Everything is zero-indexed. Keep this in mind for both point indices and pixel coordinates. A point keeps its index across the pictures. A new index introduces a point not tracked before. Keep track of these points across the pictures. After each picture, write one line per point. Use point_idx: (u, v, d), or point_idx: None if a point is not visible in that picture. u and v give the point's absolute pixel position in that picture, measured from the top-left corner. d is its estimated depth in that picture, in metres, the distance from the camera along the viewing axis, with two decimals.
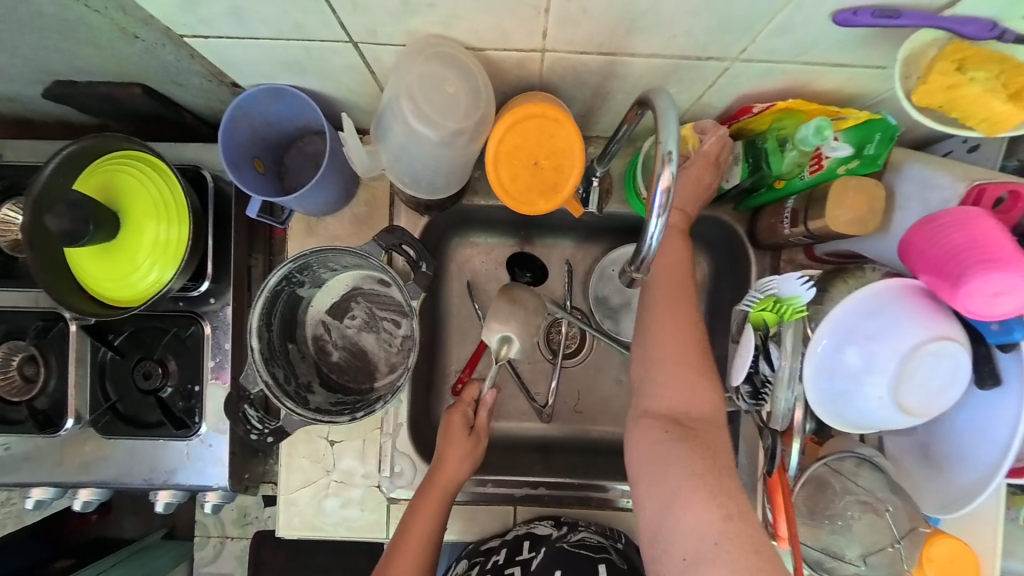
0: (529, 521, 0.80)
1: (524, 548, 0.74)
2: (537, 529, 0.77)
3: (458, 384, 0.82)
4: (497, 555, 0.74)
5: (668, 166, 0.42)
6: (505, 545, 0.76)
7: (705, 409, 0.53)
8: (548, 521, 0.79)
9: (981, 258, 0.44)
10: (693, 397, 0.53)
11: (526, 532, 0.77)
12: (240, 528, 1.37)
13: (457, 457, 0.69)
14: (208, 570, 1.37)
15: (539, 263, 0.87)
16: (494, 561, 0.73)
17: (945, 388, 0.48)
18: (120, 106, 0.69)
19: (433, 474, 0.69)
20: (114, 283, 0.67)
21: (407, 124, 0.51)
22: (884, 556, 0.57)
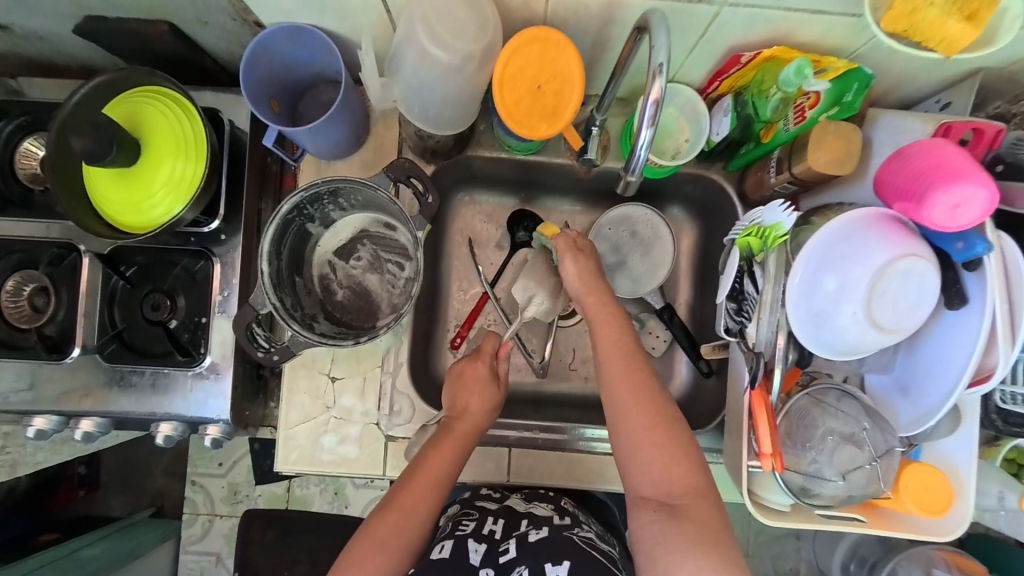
0: (529, 501, 0.77)
1: (523, 523, 0.70)
2: (537, 509, 0.74)
3: (457, 339, 0.87)
4: (493, 526, 0.70)
5: (658, 79, 0.46)
6: (500, 513, 0.73)
7: (679, 440, 0.59)
8: (549, 503, 0.76)
9: (942, 175, 0.49)
10: (674, 478, 0.58)
11: (524, 508, 0.74)
12: (229, 506, 1.36)
13: (482, 405, 0.71)
14: (196, 548, 1.36)
15: (537, 221, 0.91)
16: (490, 530, 0.69)
17: (913, 307, 0.52)
18: (146, 44, 0.74)
19: (458, 419, 0.70)
20: (129, 211, 0.70)
21: (421, 49, 0.55)
22: (861, 474, 0.60)
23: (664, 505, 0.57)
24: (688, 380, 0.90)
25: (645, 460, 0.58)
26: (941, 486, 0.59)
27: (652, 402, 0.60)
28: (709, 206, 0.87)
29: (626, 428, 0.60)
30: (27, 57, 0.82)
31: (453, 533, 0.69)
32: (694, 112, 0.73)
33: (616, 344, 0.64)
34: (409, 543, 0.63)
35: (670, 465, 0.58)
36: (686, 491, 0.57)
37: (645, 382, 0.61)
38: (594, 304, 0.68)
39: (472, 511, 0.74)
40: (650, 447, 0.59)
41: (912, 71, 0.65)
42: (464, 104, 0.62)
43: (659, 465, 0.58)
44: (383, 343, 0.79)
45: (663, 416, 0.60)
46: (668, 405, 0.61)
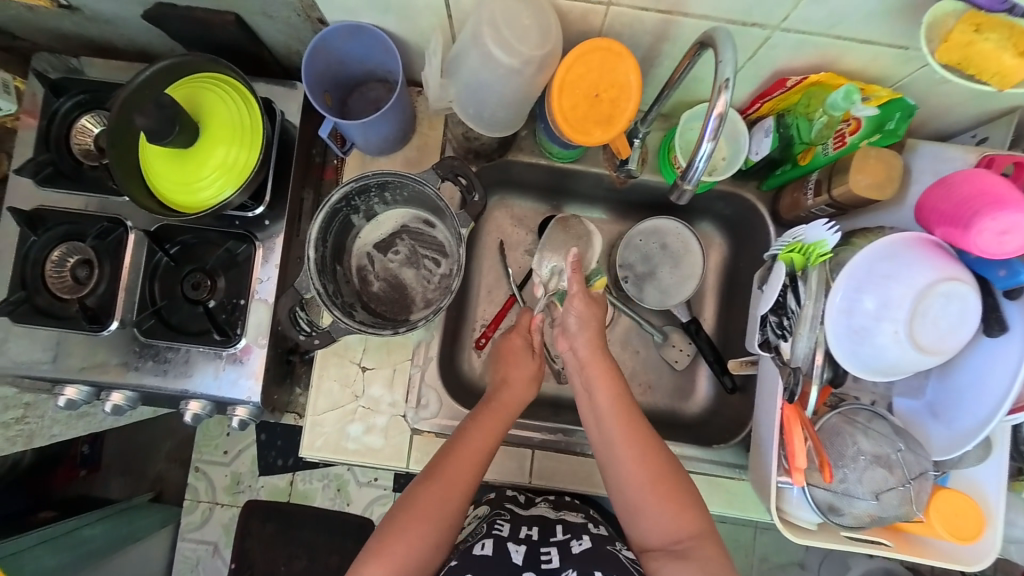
0: (558, 507, 0.77)
1: (560, 532, 0.71)
2: (568, 516, 0.75)
3: (481, 338, 0.89)
4: (529, 530, 0.71)
5: (723, 93, 0.47)
6: (533, 519, 0.73)
7: (685, 507, 0.64)
8: (578, 512, 0.77)
9: (987, 204, 0.50)
10: (681, 524, 0.63)
11: (556, 516, 0.75)
12: (231, 496, 1.36)
13: (524, 376, 0.74)
14: (195, 536, 1.36)
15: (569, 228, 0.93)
16: (527, 534, 0.70)
17: (954, 329, 0.53)
18: (209, 32, 0.76)
19: (501, 394, 0.72)
20: (179, 192, 0.73)
21: (487, 52, 0.57)
22: (896, 496, 0.59)
23: (668, 547, 0.63)
24: (709, 395, 0.91)
25: (651, 510, 0.64)
26: (972, 512, 0.60)
27: (652, 458, 0.65)
28: (740, 224, 0.88)
29: (633, 484, 0.65)
30: (88, 38, 0.85)
31: (490, 533, 0.70)
32: (734, 130, 0.74)
33: (614, 394, 0.69)
34: (449, 514, 0.63)
35: (676, 514, 0.63)
36: (690, 535, 0.63)
37: (642, 431, 0.66)
38: (596, 357, 0.71)
39: (504, 514, 0.75)
40: (657, 499, 0.64)
41: (950, 105, 0.67)
42: (518, 106, 0.64)
43: (666, 516, 0.63)
44: (415, 336, 0.80)
45: (664, 471, 0.65)
46: (666, 459, 0.66)
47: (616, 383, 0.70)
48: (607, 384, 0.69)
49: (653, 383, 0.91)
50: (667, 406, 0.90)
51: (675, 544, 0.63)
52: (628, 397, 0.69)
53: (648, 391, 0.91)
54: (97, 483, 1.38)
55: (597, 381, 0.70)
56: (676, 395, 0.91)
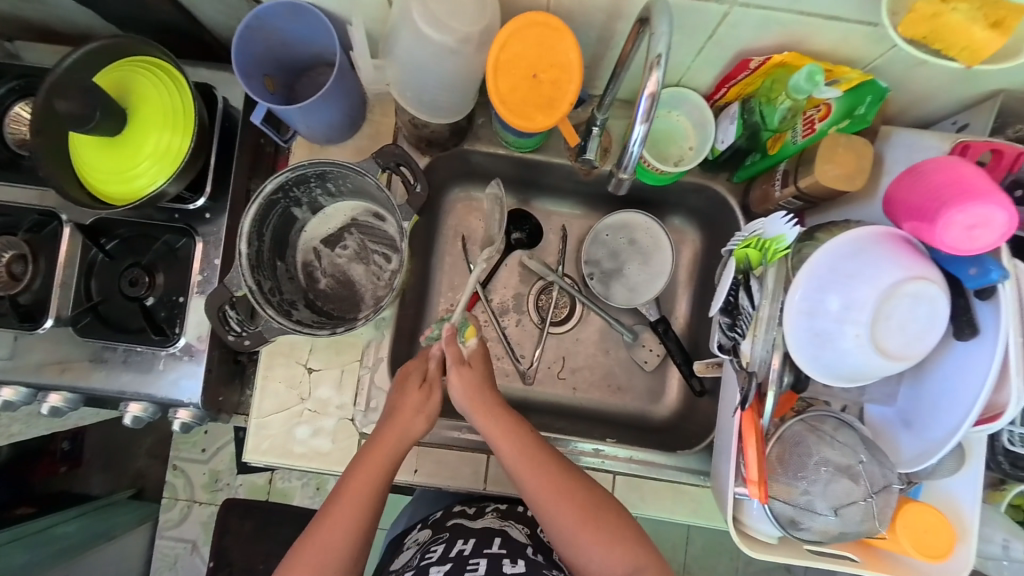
0: (504, 518, 0.74)
1: (495, 546, 0.68)
2: (510, 531, 0.72)
3: None
4: (463, 545, 0.68)
5: (655, 72, 0.44)
6: (472, 534, 0.70)
7: (621, 542, 0.61)
8: (524, 527, 0.74)
9: (958, 195, 0.45)
10: (619, 559, 0.61)
11: (499, 528, 0.72)
12: (210, 494, 1.33)
13: (413, 410, 0.65)
14: (172, 533, 1.32)
15: (533, 223, 0.88)
16: (459, 550, 0.67)
17: (920, 332, 0.48)
18: (146, 14, 0.72)
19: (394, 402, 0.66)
20: (114, 181, 0.69)
21: (415, 30, 0.53)
22: (857, 510, 0.55)
23: None
24: (680, 397, 0.86)
25: (587, 550, 0.61)
26: (944, 531, 0.55)
27: (573, 496, 0.62)
28: (713, 218, 0.83)
29: (560, 527, 0.61)
30: (28, 21, 0.80)
31: (419, 562, 0.67)
32: (700, 117, 0.70)
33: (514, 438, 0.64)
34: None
35: (612, 551, 0.61)
36: (630, 568, 0.60)
37: (551, 470, 0.63)
38: (489, 396, 0.67)
39: (443, 535, 0.72)
40: (592, 540, 0.61)
41: (929, 89, 0.62)
42: (458, 90, 0.59)
43: (600, 556, 0.60)
44: (365, 335, 0.76)
45: (592, 507, 0.62)
46: (592, 494, 0.63)
47: (513, 418, 0.66)
48: (503, 425, 0.65)
49: (621, 385, 0.87)
50: (636, 409, 0.86)
51: None
52: (534, 436, 0.65)
53: (617, 394, 0.87)
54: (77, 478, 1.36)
55: (507, 427, 0.65)
56: (646, 397, 0.87)
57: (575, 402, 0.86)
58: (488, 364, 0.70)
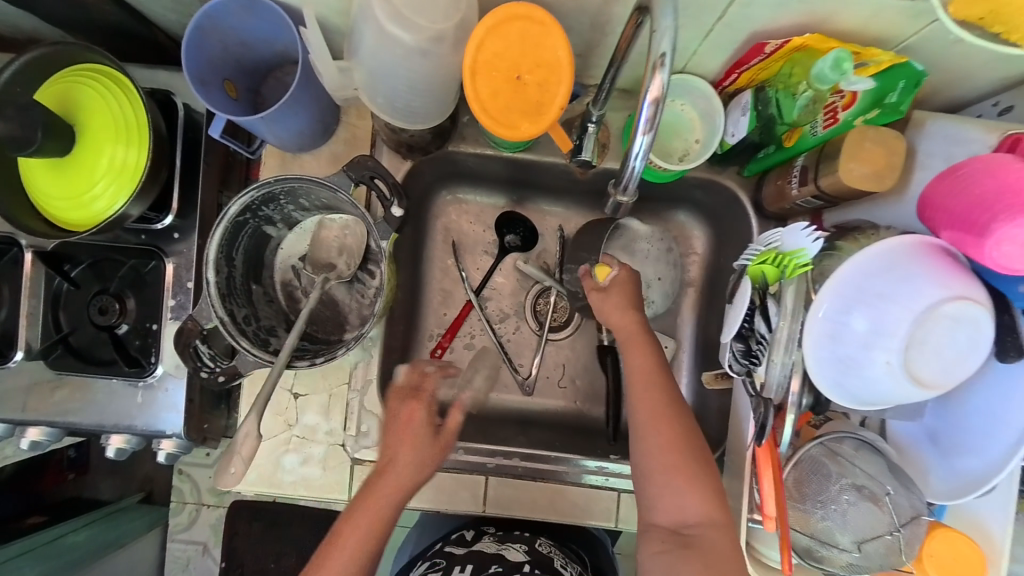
0: (501, 541, 0.73)
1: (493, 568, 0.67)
2: (507, 553, 0.70)
3: (436, 349, 0.80)
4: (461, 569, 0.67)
5: (659, 73, 0.38)
6: (468, 559, 0.69)
7: (704, 499, 0.54)
8: (523, 543, 0.73)
9: (1012, 206, 0.39)
10: (695, 506, 0.55)
11: (495, 551, 0.71)
12: (218, 497, 1.33)
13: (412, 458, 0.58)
14: (183, 537, 1.32)
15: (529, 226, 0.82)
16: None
17: (962, 358, 0.43)
18: (90, 15, 0.65)
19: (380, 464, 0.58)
20: (67, 203, 0.63)
21: (380, 29, 0.47)
22: (881, 545, 0.51)
23: (675, 530, 0.55)
24: None
25: (663, 489, 0.55)
26: (975, 559, 0.50)
27: (676, 430, 0.57)
28: (720, 214, 0.77)
29: (652, 456, 0.57)
30: None
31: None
32: (709, 107, 0.63)
33: (650, 366, 0.61)
34: None
35: (690, 495, 0.55)
36: (705, 521, 0.54)
37: (673, 401, 0.59)
38: (633, 325, 0.64)
39: (440, 563, 0.70)
40: (674, 480, 0.55)
41: (967, 68, 0.55)
42: (436, 94, 0.53)
43: (680, 493, 0.55)
44: (351, 358, 0.72)
45: (693, 450, 0.56)
46: (697, 439, 0.57)
47: (652, 343, 0.63)
48: (641, 344, 0.63)
49: None
50: None
51: (684, 528, 0.55)
52: (662, 363, 0.62)
53: None
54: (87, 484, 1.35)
55: (633, 345, 0.63)
56: None
57: (579, 411, 0.82)
58: (637, 293, 0.66)
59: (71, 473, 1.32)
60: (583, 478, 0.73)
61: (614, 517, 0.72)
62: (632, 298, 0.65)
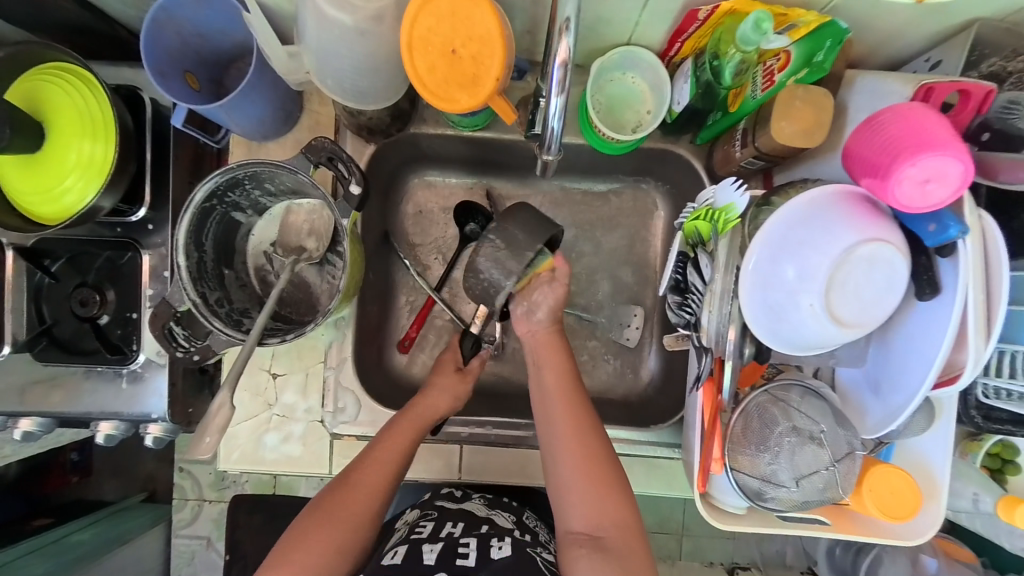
0: (490, 507, 0.75)
1: (483, 529, 0.69)
2: (497, 518, 0.72)
3: (405, 340, 0.82)
4: (452, 527, 0.69)
5: (565, 37, 0.40)
6: (458, 517, 0.71)
7: (615, 512, 0.58)
8: (511, 514, 0.74)
9: (911, 147, 0.42)
10: (606, 511, 0.59)
11: (485, 515, 0.72)
12: (217, 492, 1.36)
13: (447, 393, 0.70)
14: (185, 532, 1.35)
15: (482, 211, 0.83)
16: (449, 532, 0.68)
17: (880, 297, 0.46)
18: (51, 15, 0.67)
19: (400, 419, 0.67)
20: (41, 199, 0.66)
21: (321, 12, 0.49)
22: (816, 480, 0.56)
23: (592, 537, 0.58)
24: (655, 369, 0.84)
25: (575, 497, 0.59)
26: (908, 492, 0.55)
27: (588, 443, 0.61)
28: (678, 183, 0.80)
29: (570, 465, 0.60)
30: None
31: (409, 539, 0.68)
32: (657, 78, 0.65)
33: (565, 387, 0.63)
34: (357, 522, 0.62)
35: (603, 501, 0.59)
36: (615, 524, 0.58)
37: (584, 416, 0.62)
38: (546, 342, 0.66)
39: (431, 514, 0.72)
40: (589, 487, 0.59)
41: (895, 25, 0.57)
42: (382, 74, 0.55)
43: (591, 500, 0.59)
44: (326, 337, 0.75)
45: (603, 460, 0.60)
46: (607, 450, 0.61)
47: (565, 357, 0.66)
48: (555, 357, 0.65)
49: (597, 360, 0.85)
50: (612, 385, 0.85)
51: (599, 533, 0.58)
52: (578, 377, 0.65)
53: (592, 372, 0.85)
54: (89, 486, 1.38)
55: (548, 360, 0.65)
56: (620, 372, 0.85)
57: None
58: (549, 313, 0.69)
59: (74, 476, 1.37)
60: None
61: None
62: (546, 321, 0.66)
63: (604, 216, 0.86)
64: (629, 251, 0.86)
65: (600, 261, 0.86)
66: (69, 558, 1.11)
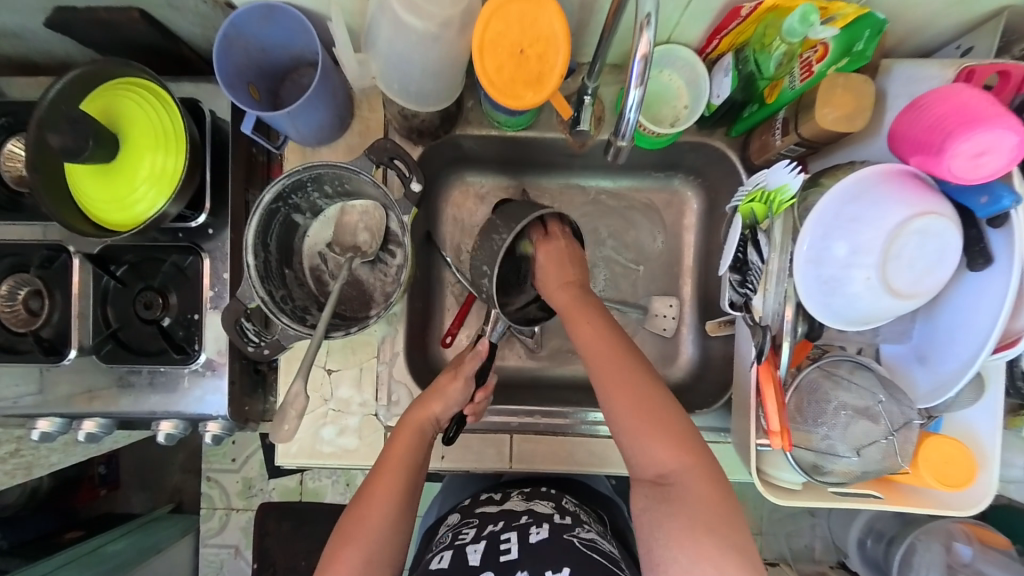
0: (529, 499, 0.73)
1: (523, 519, 0.67)
2: (537, 507, 0.70)
3: (447, 337, 0.84)
4: (492, 526, 0.67)
5: (645, 32, 0.42)
6: (499, 515, 0.69)
7: (674, 456, 0.54)
8: (551, 501, 0.72)
9: (961, 124, 0.45)
10: (667, 455, 0.55)
11: (524, 507, 0.70)
12: (246, 501, 1.34)
13: (448, 398, 0.68)
14: (214, 542, 1.34)
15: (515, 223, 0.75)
16: (489, 531, 0.66)
17: (930, 267, 0.48)
18: (120, 33, 0.71)
19: (401, 429, 0.66)
20: (113, 208, 0.69)
21: (396, 18, 0.52)
22: (877, 449, 0.58)
23: (656, 482, 0.55)
24: (694, 358, 0.86)
25: (635, 441, 0.56)
26: (961, 458, 0.57)
27: (639, 384, 0.57)
28: (712, 175, 0.82)
29: (620, 414, 0.57)
30: (5, 56, 0.80)
31: (453, 544, 0.66)
32: (693, 73, 0.69)
33: (599, 332, 0.61)
34: (387, 530, 0.60)
35: (662, 443, 0.55)
36: (680, 467, 0.54)
37: (625, 356, 0.59)
38: (577, 291, 0.67)
39: (472, 520, 0.70)
40: (646, 426, 0.56)
41: (925, 16, 0.61)
42: (445, 76, 0.59)
43: (651, 445, 0.55)
44: (378, 332, 0.77)
45: (657, 399, 0.57)
46: (660, 388, 0.58)
47: (591, 306, 0.65)
48: (582, 310, 0.64)
49: None
50: None
51: (663, 478, 0.55)
52: (610, 323, 0.62)
53: None
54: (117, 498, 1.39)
55: (579, 319, 0.64)
56: (659, 361, 0.87)
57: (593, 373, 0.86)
58: (574, 263, 0.69)
59: (103, 489, 1.37)
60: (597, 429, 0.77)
61: None
62: (565, 267, 0.68)
63: (637, 210, 0.89)
64: (663, 243, 0.89)
65: (634, 254, 0.89)
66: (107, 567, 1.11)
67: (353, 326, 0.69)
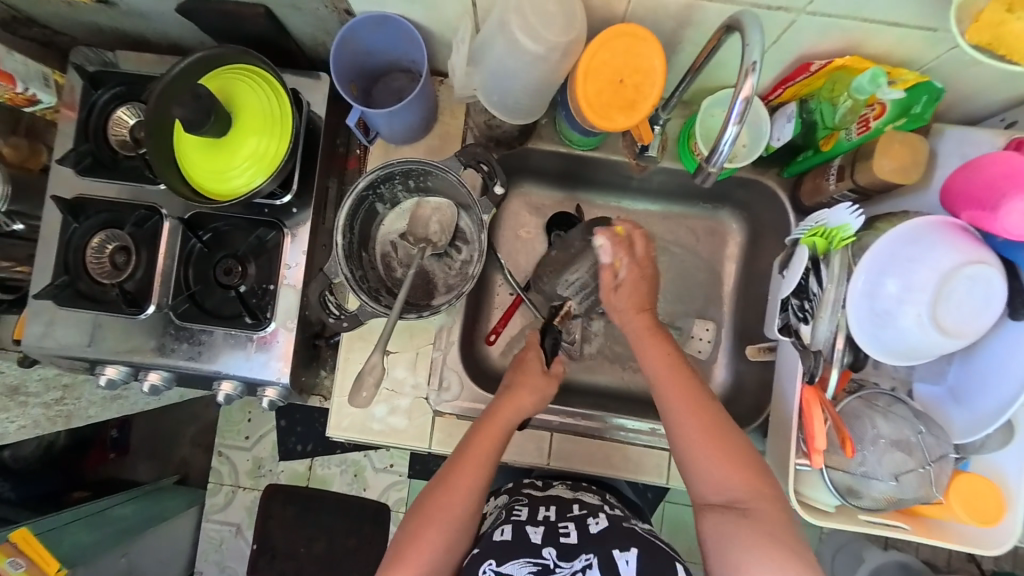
0: (575, 489, 0.77)
1: (575, 509, 0.70)
2: (585, 497, 0.74)
3: (491, 334, 0.90)
4: (545, 510, 0.70)
5: (750, 76, 0.49)
6: (549, 500, 0.73)
7: (745, 481, 0.60)
8: (595, 494, 0.76)
9: (1013, 186, 0.51)
10: (738, 481, 0.60)
11: (573, 496, 0.74)
12: (253, 480, 1.32)
13: (530, 397, 0.70)
14: (218, 518, 1.31)
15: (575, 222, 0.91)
16: (544, 515, 0.69)
17: (979, 311, 0.53)
18: (240, 24, 0.79)
19: (486, 421, 0.68)
20: (212, 179, 0.75)
21: (514, 41, 0.58)
22: (914, 476, 0.62)
23: (729, 504, 0.60)
24: (726, 382, 0.90)
25: (706, 469, 0.62)
26: (989, 493, 0.62)
27: (712, 417, 0.63)
28: (759, 212, 0.88)
29: (692, 444, 0.63)
30: (123, 32, 0.88)
31: (510, 518, 0.69)
32: (756, 116, 0.72)
33: (673, 369, 0.66)
34: (462, 520, 0.64)
35: (733, 470, 0.61)
36: (753, 493, 0.59)
37: (695, 388, 0.65)
38: (646, 336, 0.70)
39: (522, 499, 0.74)
40: (718, 456, 0.61)
41: (978, 89, 0.67)
42: (542, 93, 0.65)
43: (721, 472, 0.61)
44: (438, 321, 0.82)
45: (725, 431, 0.62)
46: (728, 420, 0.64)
47: (664, 342, 0.69)
48: (657, 347, 0.68)
49: None
50: None
51: (735, 501, 0.60)
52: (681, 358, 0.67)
53: None
54: (126, 465, 1.39)
55: (652, 348, 0.68)
56: None
57: (628, 386, 0.90)
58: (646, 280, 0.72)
59: (113, 453, 1.38)
60: (633, 436, 0.81)
61: (665, 474, 0.80)
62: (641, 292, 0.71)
63: (684, 237, 0.95)
64: (705, 269, 0.94)
65: (678, 277, 0.94)
66: (112, 531, 1.12)
67: (423, 311, 0.74)
